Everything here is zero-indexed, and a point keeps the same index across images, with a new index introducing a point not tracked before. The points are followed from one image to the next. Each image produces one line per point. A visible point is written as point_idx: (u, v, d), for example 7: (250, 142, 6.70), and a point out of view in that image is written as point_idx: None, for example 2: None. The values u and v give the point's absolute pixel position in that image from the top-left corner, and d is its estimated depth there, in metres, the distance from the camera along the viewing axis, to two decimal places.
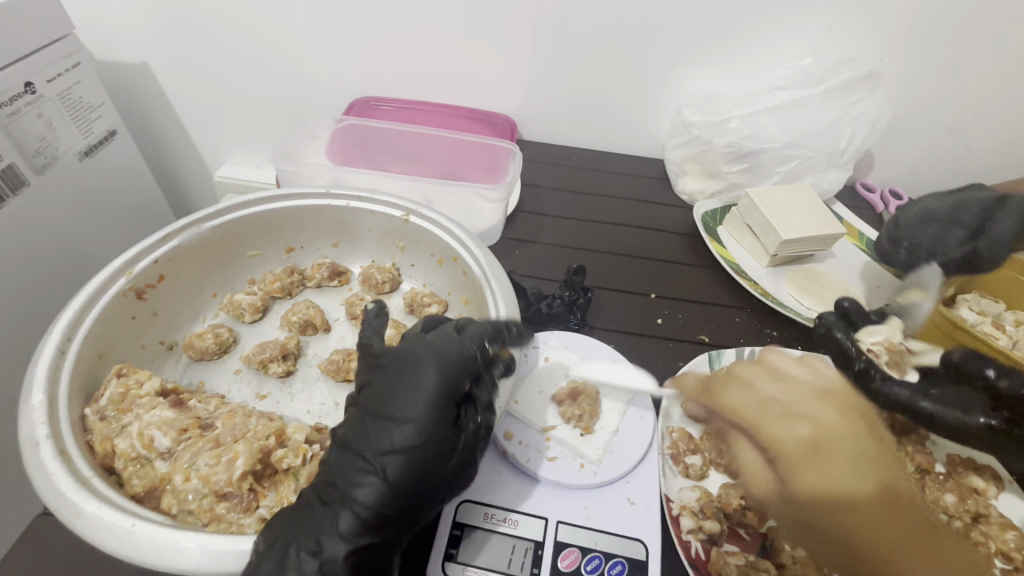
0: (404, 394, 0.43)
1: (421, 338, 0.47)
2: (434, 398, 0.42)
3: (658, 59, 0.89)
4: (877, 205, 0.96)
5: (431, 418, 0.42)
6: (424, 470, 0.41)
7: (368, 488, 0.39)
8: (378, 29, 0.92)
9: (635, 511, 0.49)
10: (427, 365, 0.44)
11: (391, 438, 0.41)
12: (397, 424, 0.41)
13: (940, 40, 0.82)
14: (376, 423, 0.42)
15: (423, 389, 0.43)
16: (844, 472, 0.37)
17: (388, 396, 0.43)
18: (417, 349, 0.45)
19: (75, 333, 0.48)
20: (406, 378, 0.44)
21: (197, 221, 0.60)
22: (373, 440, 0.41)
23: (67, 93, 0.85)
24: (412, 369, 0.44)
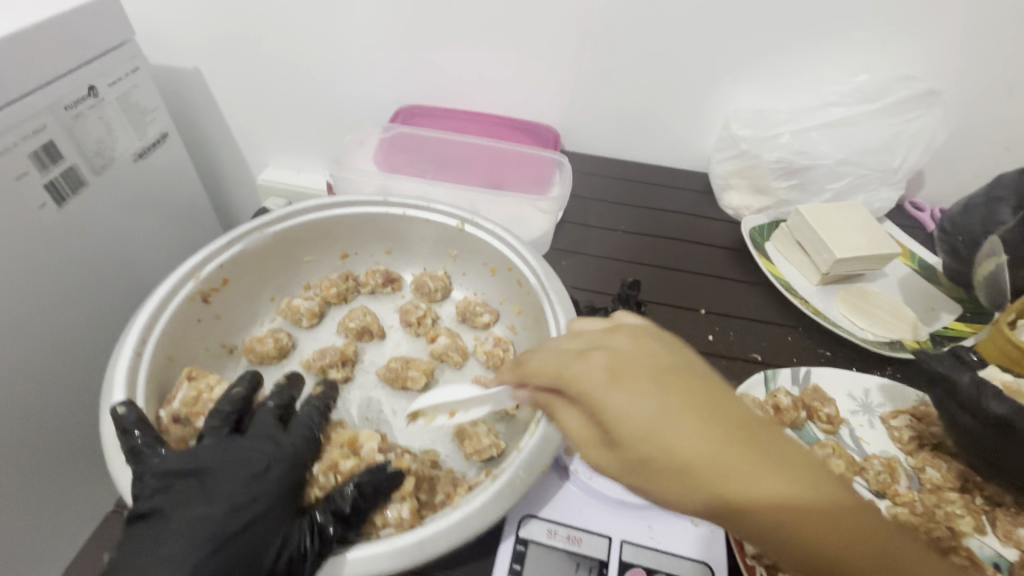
0: (229, 490, 0.42)
1: (254, 436, 0.46)
2: (267, 497, 0.43)
3: (707, 73, 0.89)
4: (928, 224, 0.93)
5: (249, 517, 0.41)
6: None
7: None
8: (427, 40, 0.93)
9: (699, 533, 0.48)
10: (269, 463, 0.44)
11: (212, 535, 0.40)
12: (219, 518, 0.41)
13: (1001, 59, 0.80)
14: (193, 516, 0.40)
15: (257, 486, 0.43)
16: (695, 434, 0.31)
17: (212, 492, 0.42)
18: (250, 450, 0.45)
19: (149, 335, 0.49)
20: (238, 474, 0.43)
21: (259, 226, 0.61)
22: (179, 532, 0.39)
23: (126, 96, 0.88)
24: (235, 466, 0.43)
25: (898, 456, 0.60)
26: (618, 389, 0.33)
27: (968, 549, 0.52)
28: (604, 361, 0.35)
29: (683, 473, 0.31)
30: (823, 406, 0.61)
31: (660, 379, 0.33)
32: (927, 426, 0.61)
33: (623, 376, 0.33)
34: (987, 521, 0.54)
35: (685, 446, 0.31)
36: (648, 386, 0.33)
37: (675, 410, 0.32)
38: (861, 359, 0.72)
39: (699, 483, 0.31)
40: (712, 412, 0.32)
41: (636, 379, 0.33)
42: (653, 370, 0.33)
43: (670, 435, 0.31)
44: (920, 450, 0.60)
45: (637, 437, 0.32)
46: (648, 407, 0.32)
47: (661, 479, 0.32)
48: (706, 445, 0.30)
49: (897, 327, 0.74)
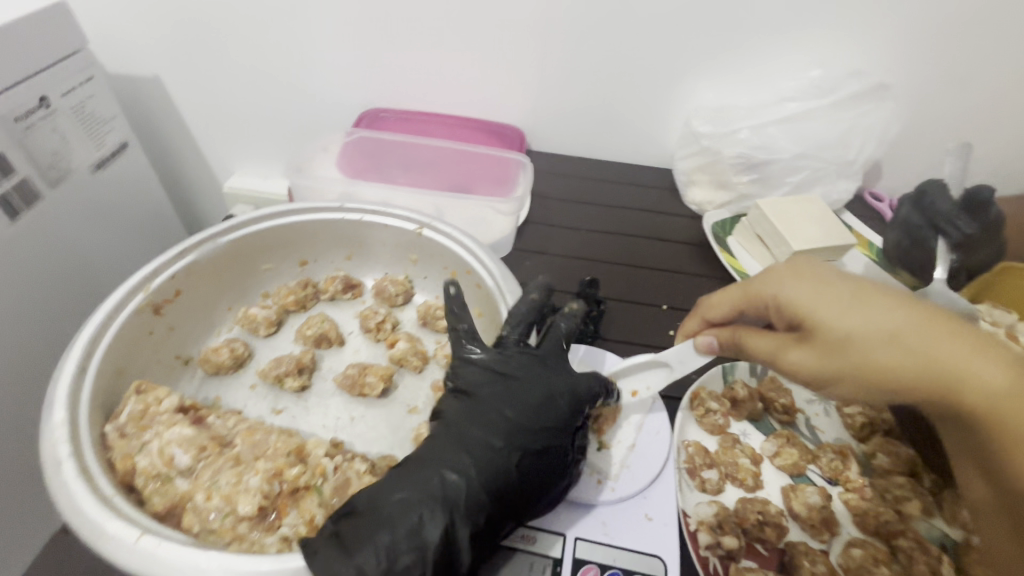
0: (534, 401, 0.48)
1: (539, 359, 0.51)
2: (565, 413, 0.48)
3: (668, 70, 0.89)
4: (886, 214, 0.95)
5: (550, 428, 0.47)
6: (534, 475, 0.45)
7: (472, 470, 0.43)
8: (388, 44, 0.92)
9: (653, 527, 0.49)
10: (559, 380, 0.50)
11: (510, 438, 0.46)
12: (503, 421, 0.46)
13: (951, 52, 0.82)
14: (475, 426, 0.46)
15: (547, 403, 0.48)
16: (876, 314, 0.43)
17: (484, 407, 0.47)
18: (543, 372, 0.50)
19: (93, 351, 0.48)
20: (536, 388, 0.49)
21: (213, 236, 0.60)
22: (462, 439, 0.45)
23: (81, 107, 0.86)
24: (502, 394, 0.48)
25: (851, 443, 0.61)
26: (785, 283, 0.48)
27: (915, 531, 0.53)
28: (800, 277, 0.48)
29: (851, 337, 0.44)
30: (779, 397, 0.61)
31: (849, 283, 0.46)
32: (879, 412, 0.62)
33: (793, 280, 0.48)
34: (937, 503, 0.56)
35: (859, 317, 0.44)
36: (830, 283, 0.46)
37: (844, 293, 0.45)
38: None
39: (859, 350, 0.43)
40: (893, 299, 0.44)
41: (807, 284, 0.47)
42: (814, 275, 0.48)
43: (848, 315, 0.44)
44: (873, 436, 0.61)
45: (829, 329, 0.44)
46: (829, 299, 0.45)
47: (853, 353, 0.43)
48: (896, 319, 0.43)
49: None
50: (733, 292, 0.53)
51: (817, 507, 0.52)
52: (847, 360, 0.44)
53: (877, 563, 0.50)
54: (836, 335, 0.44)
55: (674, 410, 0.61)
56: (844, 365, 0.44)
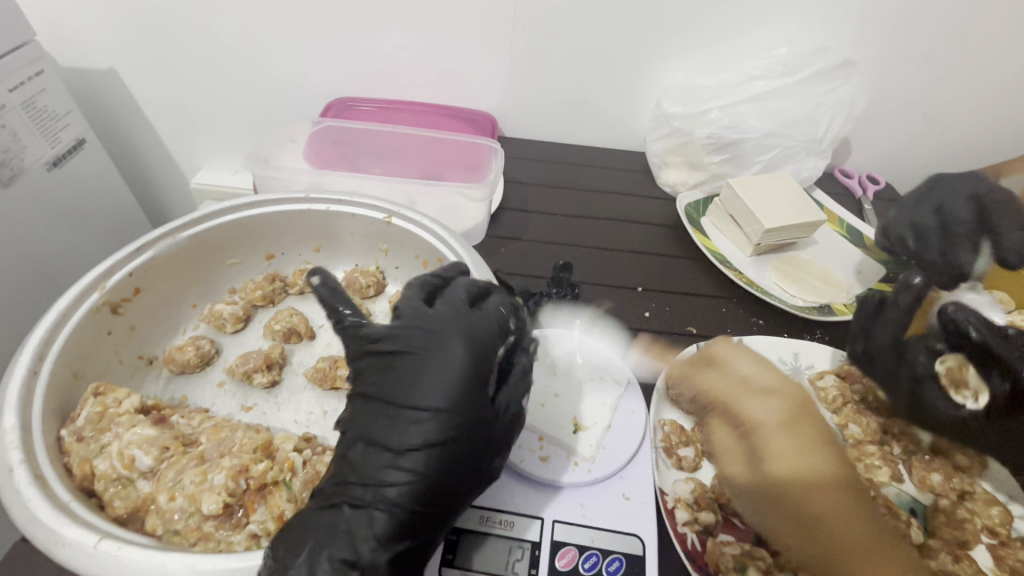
0: (430, 375, 0.42)
1: (434, 317, 0.45)
2: (469, 379, 0.42)
3: (638, 52, 0.88)
4: (856, 190, 0.96)
5: (462, 399, 0.41)
6: (455, 460, 0.41)
7: (388, 486, 0.40)
8: (351, 32, 0.89)
9: (630, 506, 0.49)
10: (454, 339, 0.43)
11: (415, 430, 0.40)
12: (403, 414, 0.41)
13: (915, 28, 0.83)
14: (379, 428, 0.41)
15: (450, 372, 0.42)
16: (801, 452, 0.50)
17: (392, 388, 0.42)
18: (445, 328, 0.44)
19: (46, 353, 0.47)
20: (434, 358, 0.42)
21: (172, 231, 0.58)
22: (366, 451, 0.41)
23: (31, 102, 0.78)
24: (413, 360, 0.43)
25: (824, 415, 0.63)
26: (761, 406, 0.54)
27: (886, 497, 0.54)
28: (780, 411, 0.53)
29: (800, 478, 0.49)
30: None
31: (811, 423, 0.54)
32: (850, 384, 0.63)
33: (753, 398, 0.55)
34: (905, 469, 0.57)
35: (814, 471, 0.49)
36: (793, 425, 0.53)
37: (814, 446, 0.51)
38: (793, 325, 0.74)
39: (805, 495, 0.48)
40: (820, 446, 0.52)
41: (781, 419, 0.53)
42: (789, 416, 0.53)
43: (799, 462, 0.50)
44: (846, 407, 0.61)
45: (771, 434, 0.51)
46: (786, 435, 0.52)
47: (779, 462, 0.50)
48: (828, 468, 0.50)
49: (825, 292, 0.76)
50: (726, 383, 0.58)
51: None
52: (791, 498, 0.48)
53: None
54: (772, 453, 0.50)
55: (651, 391, 0.61)
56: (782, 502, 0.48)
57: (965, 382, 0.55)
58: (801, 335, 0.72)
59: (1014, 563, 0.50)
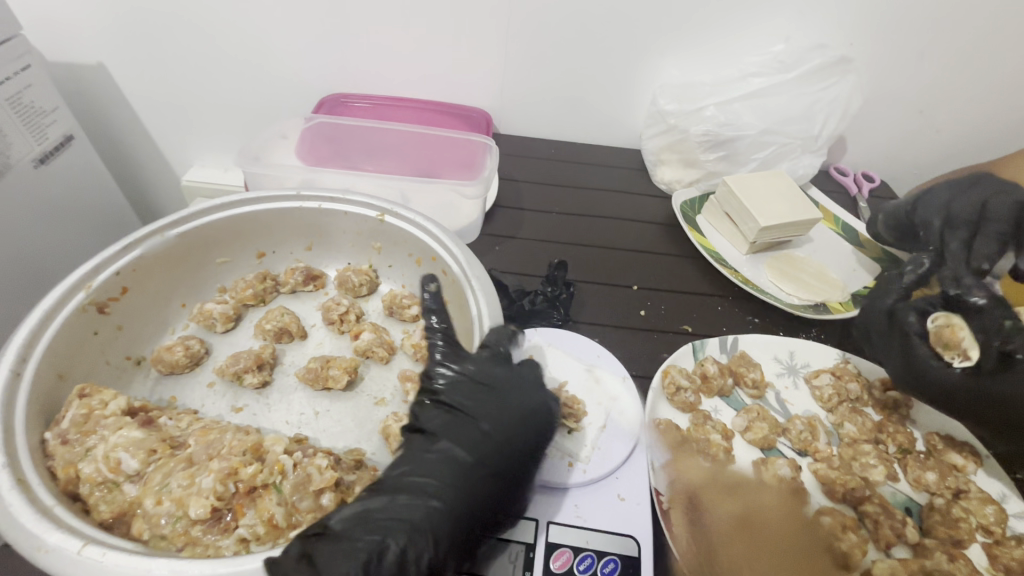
0: (514, 414, 0.47)
1: (517, 368, 0.51)
2: (543, 429, 0.48)
3: (633, 48, 0.88)
4: (851, 188, 0.96)
5: (530, 446, 0.47)
6: (508, 499, 0.45)
7: (451, 497, 0.42)
8: (343, 27, 0.87)
9: (626, 507, 0.49)
10: (537, 391, 0.50)
11: (491, 457, 0.44)
12: (480, 436, 0.45)
13: (911, 25, 0.82)
14: (458, 442, 0.45)
15: (530, 419, 0.47)
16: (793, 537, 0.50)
17: (467, 419, 0.46)
18: (524, 381, 0.50)
19: (30, 354, 0.46)
20: (518, 401, 0.48)
21: (161, 229, 0.57)
22: (439, 458, 0.43)
23: (17, 98, 0.77)
24: (493, 398, 0.48)
25: (819, 414, 0.62)
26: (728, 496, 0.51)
27: (881, 496, 0.55)
28: (739, 505, 0.51)
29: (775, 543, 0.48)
30: (749, 371, 0.62)
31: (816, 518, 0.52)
32: (845, 382, 0.63)
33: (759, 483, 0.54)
34: (900, 468, 0.58)
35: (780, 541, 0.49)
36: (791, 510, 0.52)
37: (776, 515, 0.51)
38: (788, 323, 0.74)
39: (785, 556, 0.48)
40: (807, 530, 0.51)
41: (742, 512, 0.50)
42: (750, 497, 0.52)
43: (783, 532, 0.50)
44: (841, 405, 0.62)
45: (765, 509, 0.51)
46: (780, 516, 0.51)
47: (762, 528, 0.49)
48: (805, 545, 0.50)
49: (821, 289, 0.75)
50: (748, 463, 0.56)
51: (787, 480, 0.54)
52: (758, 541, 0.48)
53: (845, 530, 0.50)
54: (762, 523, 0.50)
55: (646, 389, 0.61)
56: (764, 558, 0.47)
57: (955, 342, 0.58)
58: (796, 333, 0.72)
59: (1008, 562, 0.50)
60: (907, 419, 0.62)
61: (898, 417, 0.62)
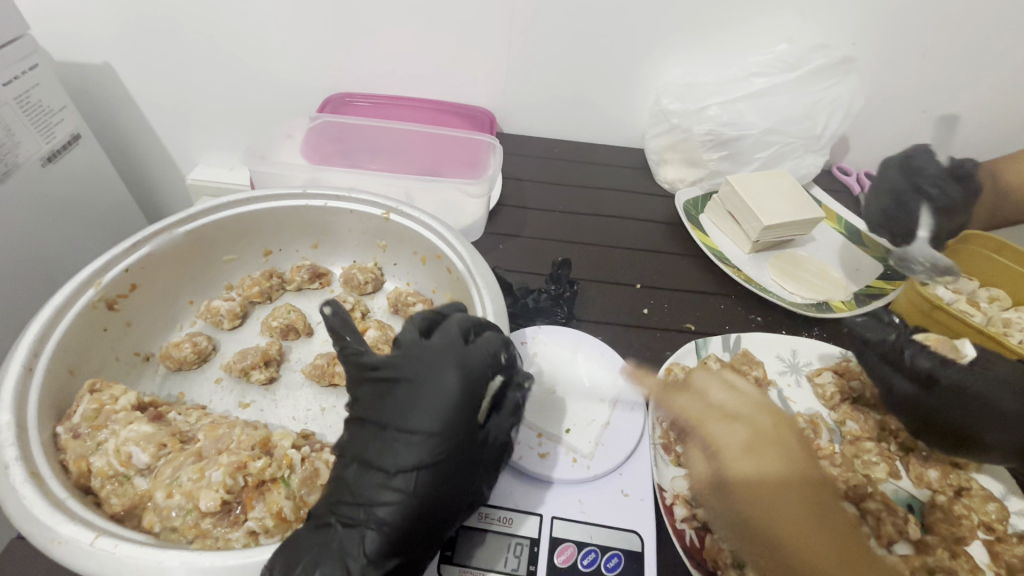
0: (419, 406, 0.40)
1: (426, 349, 0.43)
2: (456, 404, 0.40)
3: (636, 48, 0.88)
4: (854, 187, 0.97)
5: (452, 430, 0.40)
6: (436, 493, 0.40)
7: (376, 514, 0.38)
8: (348, 27, 0.88)
9: (629, 502, 0.49)
10: (445, 365, 0.41)
11: (401, 458, 0.39)
12: (395, 440, 0.40)
13: (914, 24, 0.82)
14: (364, 455, 0.41)
15: (437, 402, 0.40)
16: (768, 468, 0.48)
17: (380, 419, 0.41)
18: (432, 358, 0.42)
19: (42, 349, 0.46)
20: (424, 389, 0.41)
21: (168, 227, 0.58)
22: (359, 472, 0.41)
23: (25, 96, 0.77)
24: (398, 390, 0.42)
25: (822, 412, 0.63)
26: (723, 428, 0.51)
27: (883, 493, 0.55)
28: (746, 433, 0.50)
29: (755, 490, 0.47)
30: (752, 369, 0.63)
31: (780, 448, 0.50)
32: (848, 380, 0.63)
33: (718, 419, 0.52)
34: (902, 466, 0.58)
35: (771, 477, 0.47)
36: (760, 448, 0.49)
37: (780, 462, 0.48)
38: (791, 322, 0.74)
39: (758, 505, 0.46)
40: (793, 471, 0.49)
41: (747, 441, 0.50)
42: (757, 437, 0.50)
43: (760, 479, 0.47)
44: (842, 403, 0.62)
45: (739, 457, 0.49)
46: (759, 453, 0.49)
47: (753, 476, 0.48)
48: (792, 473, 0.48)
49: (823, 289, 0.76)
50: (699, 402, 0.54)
51: None
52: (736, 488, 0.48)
53: None
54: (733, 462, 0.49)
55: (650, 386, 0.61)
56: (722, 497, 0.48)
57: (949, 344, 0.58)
58: (798, 332, 0.73)
59: (1011, 559, 0.50)
60: None
61: None
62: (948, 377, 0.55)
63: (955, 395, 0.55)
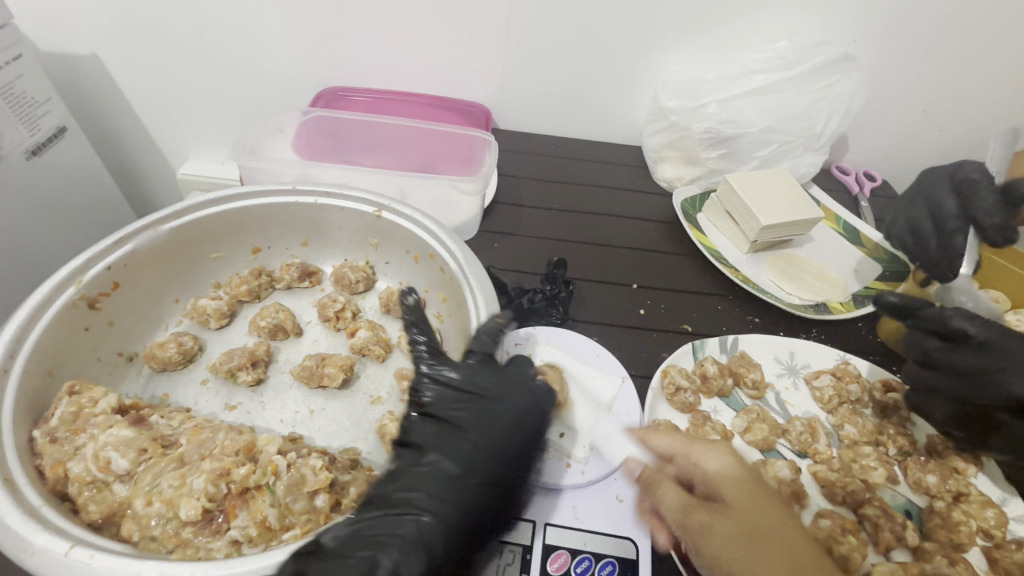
0: (504, 421, 0.46)
1: (508, 375, 0.49)
2: (531, 430, 0.47)
3: (634, 44, 0.86)
4: (852, 187, 0.96)
5: (526, 449, 0.46)
6: (502, 499, 0.44)
7: (452, 509, 0.42)
8: (341, 20, 0.86)
9: (624, 509, 0.48)
10: (522, 394, 0.48)
11: (480, 465, 0.44)
12: (475, 446, 0.44)
13: (916, 21, 0.81)
14: (444, 454, 0.44)
15: (514, 425, 0.46)
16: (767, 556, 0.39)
17: (460, 425, 0.45)
18: (514, 384, 0.48)
19: (17, 350, 0.45)
20: (503, 410, 0.46)
21: (153, 224, 0.56)
22: (434, 470, 0.43)
23: (8, 88, 0.75)
24: (481, 403, 0.47)
25: (819, 416, 0.62)
26: (713, 458, 0.45)
27: (881, 499, 0.54)
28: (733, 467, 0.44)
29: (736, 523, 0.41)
30: (749, 372, 0.62)
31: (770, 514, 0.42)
32: (846, 383, 0.62)
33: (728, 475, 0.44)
34: (900, 471, 0.58)
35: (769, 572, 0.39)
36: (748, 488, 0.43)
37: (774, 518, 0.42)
38: (788, 323, 0.73)
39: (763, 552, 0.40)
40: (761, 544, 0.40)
41: (738, 478, 0.44)
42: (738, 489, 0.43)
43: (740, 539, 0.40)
44: (840, 407, 0.61)
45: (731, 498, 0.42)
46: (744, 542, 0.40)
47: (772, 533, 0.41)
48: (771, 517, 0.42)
49: (820, 290, 0.75)
50: (670, 442, 0.46)
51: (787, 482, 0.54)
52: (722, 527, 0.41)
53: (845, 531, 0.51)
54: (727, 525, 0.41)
55: (646, 390, 0.60)
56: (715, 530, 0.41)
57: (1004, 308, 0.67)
58: (796, 334, 0.72)
59: (1009, 566, 0.49)
60: (908, 421, 0.62)
61: (898, 419, 0.62)
62: (982, 333, 0.54)
63: (995, 355, 0.54)
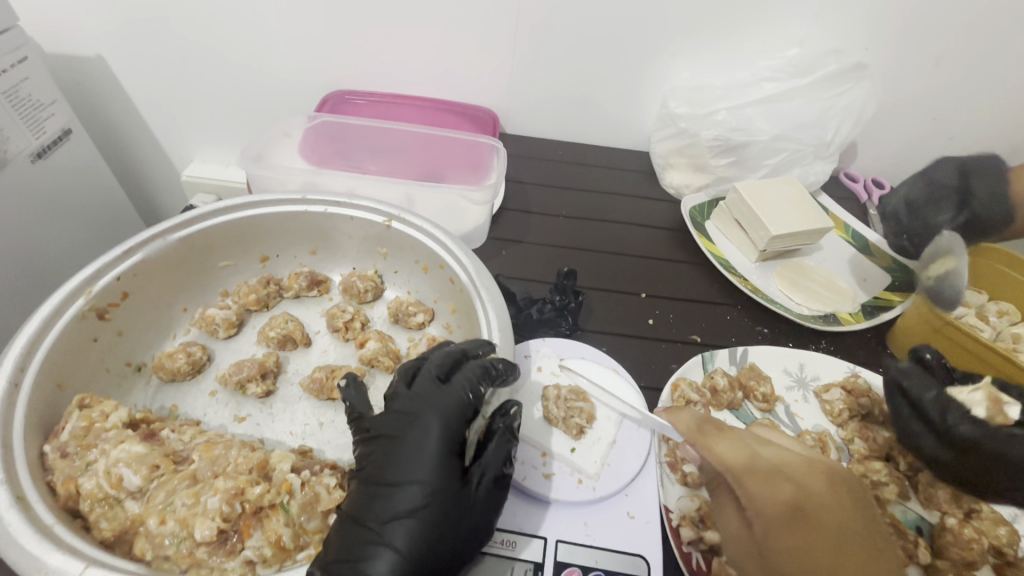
0: (405, 453, 0.42)
1: (410, 400, 0.45)
2: (443, 445, 0.42)
3: (644, 50, 0.86)
4: (861, 195, 0.95)
5: (443, 470, 0.41)
6: (442, 525, 0.40)
7: (386, 550, 0.38)
8: (349, 23, 0.86)
9: (635, 525, 0.48)
10: (430, 415, 0.43)
11: (400, 499, 0.40)
12: (386, 488, 0.41)
13: (931, 30, 0.80)
14: (360, 508, 0.40)
15: (426, 450, 0.42)
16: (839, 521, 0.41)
17: (371, 472, 0.42)
18: (418, 406, 0.44)
19: (28, 363, 0.45)
20: (411, 436, 0.42)
21: (163, 233, 0.56)
22: (357, 527, 0.40)
23: (14, 91, 0.75)
24: (385, 442, 0.43)
25: (830, 429, 0.62)
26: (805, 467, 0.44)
27: (892, 515, 0.55)
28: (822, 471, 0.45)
29: (833, 517, 0.41)
30: (759, 385, 0.62)
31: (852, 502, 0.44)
32: (857, 398, 0.62)
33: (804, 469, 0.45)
34: (910, 486, 0.57)
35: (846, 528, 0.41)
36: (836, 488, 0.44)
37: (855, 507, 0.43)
38: (797, 334, 0.73)
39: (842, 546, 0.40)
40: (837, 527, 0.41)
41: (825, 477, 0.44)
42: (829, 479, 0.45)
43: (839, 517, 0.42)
44: (851, 420, 0.62)
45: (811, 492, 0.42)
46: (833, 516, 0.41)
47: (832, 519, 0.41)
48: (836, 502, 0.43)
49: (830, 299, 0.75)
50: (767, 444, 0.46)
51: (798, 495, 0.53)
52: (812, 528, 0.40)
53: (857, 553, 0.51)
54: (816, 514, 0.41)
55: (655, 402, 0.60)
56: (798, 534, 0.40)
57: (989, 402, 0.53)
58: (805, 344, 0.72)
59: None
60: None
61: None
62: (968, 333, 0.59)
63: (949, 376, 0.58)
